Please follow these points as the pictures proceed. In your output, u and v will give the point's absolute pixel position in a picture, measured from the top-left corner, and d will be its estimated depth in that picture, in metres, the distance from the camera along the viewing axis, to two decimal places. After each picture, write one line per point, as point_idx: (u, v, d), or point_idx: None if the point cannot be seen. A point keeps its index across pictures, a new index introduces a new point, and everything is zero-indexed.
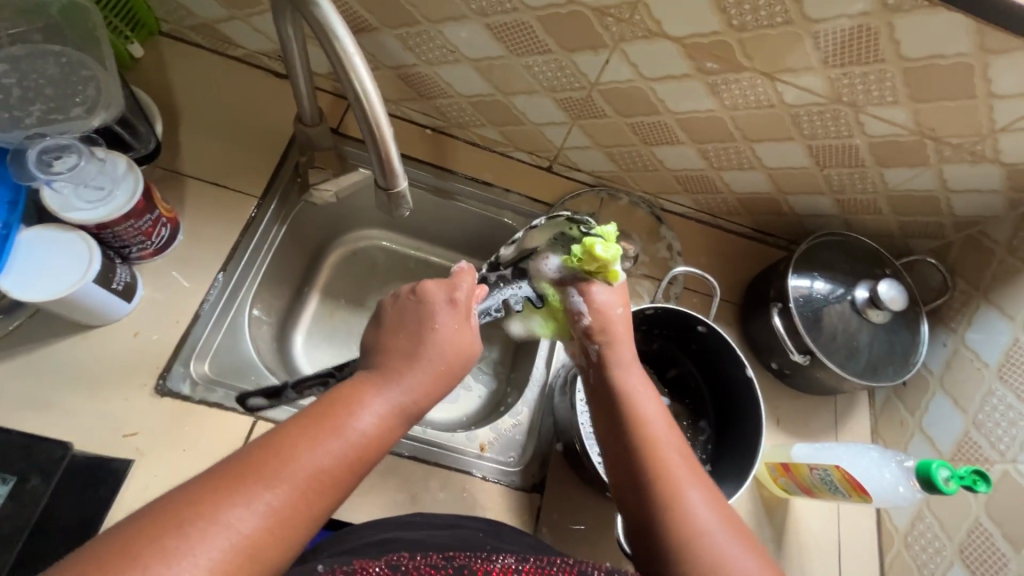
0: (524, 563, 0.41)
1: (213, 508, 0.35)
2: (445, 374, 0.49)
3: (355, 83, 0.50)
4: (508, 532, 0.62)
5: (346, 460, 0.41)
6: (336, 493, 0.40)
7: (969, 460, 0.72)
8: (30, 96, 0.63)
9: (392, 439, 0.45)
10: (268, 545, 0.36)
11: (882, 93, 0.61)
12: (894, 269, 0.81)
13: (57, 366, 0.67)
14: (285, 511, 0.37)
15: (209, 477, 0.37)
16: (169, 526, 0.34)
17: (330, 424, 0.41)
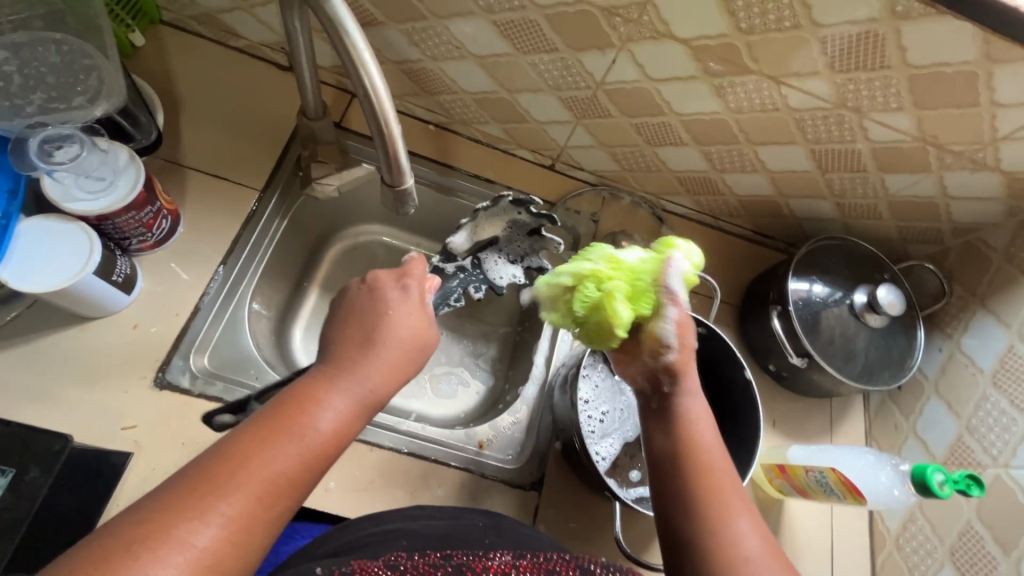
0: (521, 559, 0.44)
1: (164, 527, 0.35)
2: (401, 368, 0.49)
3: (364, 79, 0.50)
4: (508, 527, 0.61)
5: (303, 463, 0.41)
6: (294, 492, 0.40)
7: (961, 464, 0.73)
8: (31, 84, 0.63)
9: (353, 431, 0.45)
10: (228, 555, 0.36)
11: (887, 99, 0.62)
12: (892, 274, 0.81)
13: (55, 357, 0.66)
14: (240, 522, 0.37)
15: (162, 496, 0.37)
16: (119, 553, 0.34)
17: (283, 428, 0.41)
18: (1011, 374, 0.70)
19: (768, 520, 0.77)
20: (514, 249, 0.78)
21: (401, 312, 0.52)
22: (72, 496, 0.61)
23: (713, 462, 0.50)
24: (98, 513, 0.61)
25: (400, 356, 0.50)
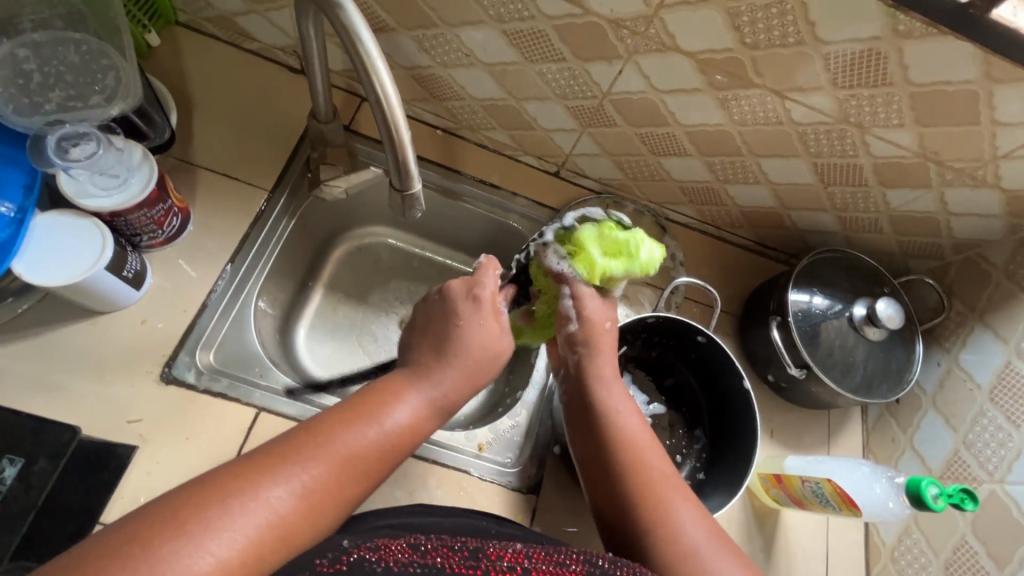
0: (531, 549, 0.45)
1: (254, 485, 0.39)
2: (474, 377, 0.55)
3: (376, 86, 0.51)
4: (507, 526, 0.63)
5: (381, 451, 0.46)
6: (367, 477, 0.45)
7: (957, 479, 0.73)
8: (50, 82, 0.64)
9: (423, 432, 0.51)
10: (300, 522, 0.40)
11: (889, 115, 0.63)
12: (892, 288, 0.82)
13: (65, 350, 0.68)
14: (322, 489, 0.42)
15: (261, 454, 0.42)
16: (215, 496, 0.38)
17: (367, 414, 0.47)
18: (1008, 390, 0.71)
19: (763, 529, 0.78)
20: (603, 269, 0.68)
21: (481, 323, 0.57)
22: (77, 487, 0.62)
23: (638, 439, 0.60)
24: (102, 504, 0.62)
25: (475, 364, 0.55)
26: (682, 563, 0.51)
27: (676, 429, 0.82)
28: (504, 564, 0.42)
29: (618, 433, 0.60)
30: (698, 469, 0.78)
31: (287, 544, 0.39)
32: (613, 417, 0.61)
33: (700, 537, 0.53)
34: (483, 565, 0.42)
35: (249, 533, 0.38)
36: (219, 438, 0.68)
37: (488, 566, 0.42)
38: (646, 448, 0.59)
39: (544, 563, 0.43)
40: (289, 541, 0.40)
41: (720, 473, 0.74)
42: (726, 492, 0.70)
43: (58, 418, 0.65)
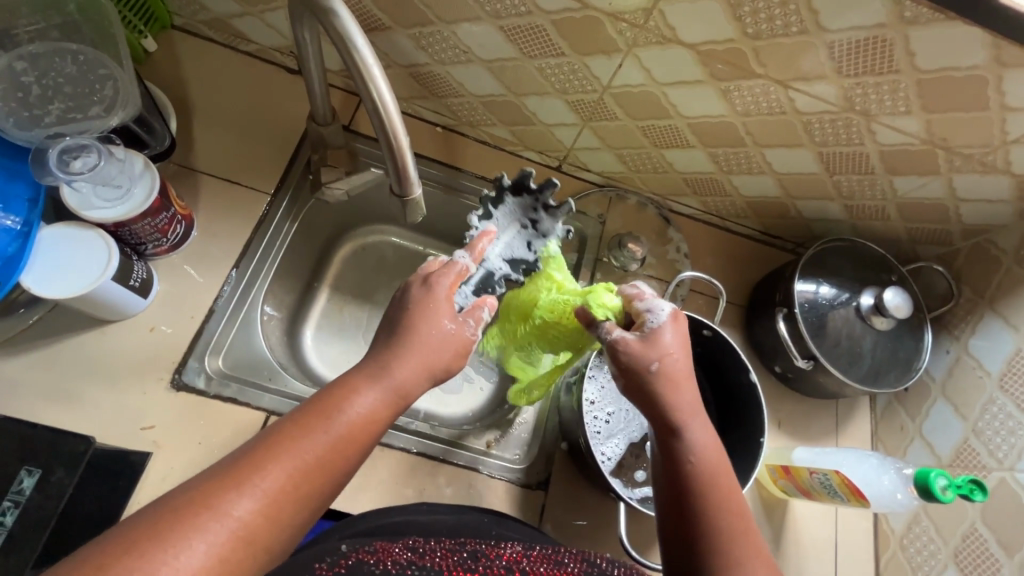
0: (530, 550, 0.51)
1: (213, 498, 0.42)
2: (427, 371, 0.55)
3: (372, 92, 0.50)
4: (512, 524, 0.63)
5: (337, 450, 0.48)
6: (327, 472, 0.47)
7: (966, 468, 0.73)
8: (49, 94, 0.64)
9: (381, 424, 0.52)
10: (259, 526, 0.42)
11: (896, 103, 0.61)
12: (900, 276, 0.81)
13: (76, 359, 0.69)
14: (282, 495, 0.44)
15: (217, 472, 0.44)
16: (174, 512, 0.41)
17: (324, 415, 0.49)
18: (1018, 377, 0.70)
19: (771, 519, 0.78)
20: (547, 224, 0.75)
21: (432, 326, 0.57)
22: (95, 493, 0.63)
23: (721, 476, 0.54)
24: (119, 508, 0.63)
25: (426, 358, 0.55)
26: None
27: None
28: (503, 564, 0.48)
29: (702, 468, 0.53)
30: None
31: (250, 548, 0.42)
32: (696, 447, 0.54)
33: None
34: (479, 565, 0.48)
35: (216, 547, 0.40)
36: (230, 442, 0.69)
37: (485, 566, 0.48)
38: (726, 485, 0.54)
39: (543, 562, 0.50)
40: (256, 549, 0.42)
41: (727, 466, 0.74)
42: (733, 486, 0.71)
43: (74, 426, 0.66)
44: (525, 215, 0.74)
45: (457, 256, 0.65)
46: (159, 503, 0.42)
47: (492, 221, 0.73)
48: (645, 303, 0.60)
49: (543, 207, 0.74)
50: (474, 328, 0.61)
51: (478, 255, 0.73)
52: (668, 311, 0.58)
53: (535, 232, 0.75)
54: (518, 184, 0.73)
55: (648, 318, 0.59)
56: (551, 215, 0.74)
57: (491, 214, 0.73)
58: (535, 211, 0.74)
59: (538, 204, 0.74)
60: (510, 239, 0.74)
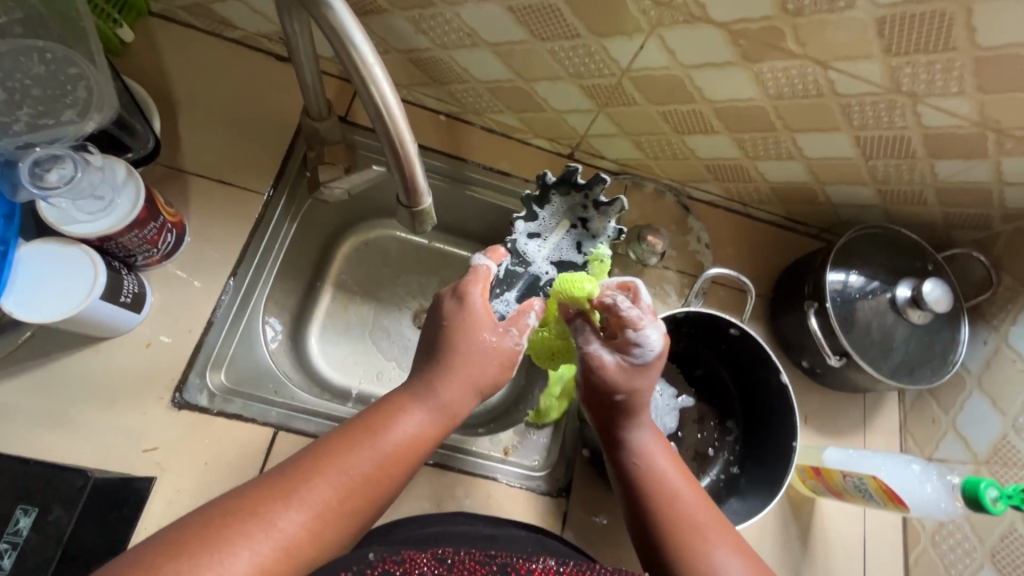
0: (565, 565, 0.41)
1: (262, 509, 0.40)
2: (474, 387, 0.53)
3: (375, 98, 0.44)
4: (551, 544, 0.60)
5: (384, 469, 0.46)
6: (376, 490, 0.45)
7: (1005, 465, 0.70)
8: (16, 99, 0.58)
9: (428, 447, 0.50)
10: (306, 542, 0.41)
11: (948, 83, 0.56)
12: (936, 265, 0.77)
13: (71, 380, 0.65)
14: (330, 511, 0.43)
15: (266, 481, 0.43)
16: (222, 520, 0.39)
17: (373, 431, 0.48)
18: None
19: (799, 518, 0.76)
20: (596, 223, 0.74)
21: (476, 339, 0.54)
22: None
23: (677, 489, 0.56)
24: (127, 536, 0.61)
25: (474, 375, 0.53)
26: None
27: (706, 422, 0.78)
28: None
29: (655, 483, 0.57)
30: (732, 462, 0.76)
31: (294, 565, 0.40)
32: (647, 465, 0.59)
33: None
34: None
35: (262, 560, 0.38)
36: (239, 462, 0.66)
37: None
38: (685, 496, 0.56)
39: None
40: (299, 567, 0.40)
41: (756, 469, 0.72)
42: (766, 494, 0.68)
43: (73, 451, 0.63)
44: (573, 214, 0.74)
45: (475, 260, 0.60)
46: (206, 509, 0.40)
47: (538, 221, 0.73)
48: (639, 335, 0.57)
49: (592, 203, 0.73)
50: (519, 337, 0.57)
51: (523, 255, 0.73)
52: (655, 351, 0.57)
53: (585, 231, 0.74)
54: (564, 181, 0.72)
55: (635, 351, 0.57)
56: (601, 212, 0.73)
57: (537, 214, 0.74)
58: (585, 209, 0.74)
59: (585, 201, 0.73)
60: (557, 240, 0.74)
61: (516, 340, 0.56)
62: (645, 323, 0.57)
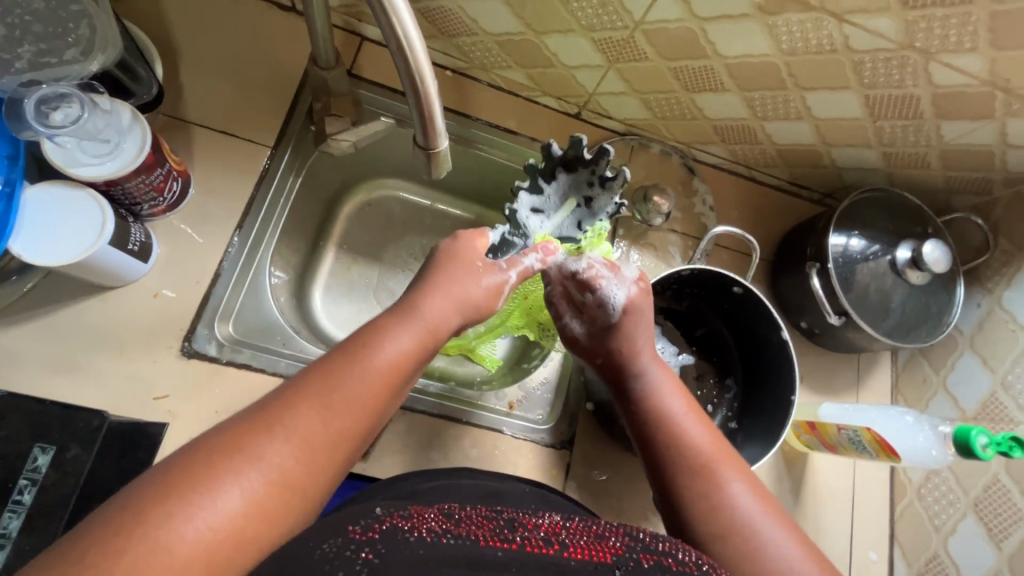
0: (570, 521, 0.41)
1: (248, 445, 0.38)
2: (457, 308, 0.54)
3: (396, 31, 0.43)
4: (554, 497, 0.60)
5: (371, 390, 0.44)
6: (366, 413, 0.44)
7: (992, 420, 0.73)
8: (17, 35, 0.57)
9: (413, 369, 0.49)
10: (300, 472, 0.39)
11: (962, 38, 0.55)
12: (935, 228, 0.78)
13: (78, 329, 0.65)
14: (318, 437, 0.41)
15: (246, 415, 0.40)
16: (208, 459, 0.37)
17: (356, 356, 0.45)
18: None
19: (792, 472, 0.79)
20: (601, 199, 0.71)
21: (462, 272, 0.56)
22: None
23: (684, 427, 0.57)
24: None
25: (454, 294, 0.54)
26: (731, 539, 0.49)
27: (706, 379, 0.81)
28: (542, 536, 0.38)
29: (667, 424, 0.58)
30: (731, 418, 0.78)
31: (292, 496, 0.39)
32: (658, 406, 0.59)
33: (763, 525, 0.50)
34: (521, 537, 0.37)
35: (254, 493, 0.37)
36: None
37: (525, 538, 0.37)
38: (693, 433, 0.56)
39: (584, 535, 0.39)
40: (295, 495, 0.39)
41: (752, 422, 0.75)
42: (762, 444, 0.71)
43: (84, 397, 0.63)
44: (578, 191, 0.72)
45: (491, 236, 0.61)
46: (189, 447, 0.38)
47: (545, 196, 0.71)
48: (599, 293, 0.62)
49: (598, 180, 0.70)
50: (507, 270, 0.59)
51: (521, 228, 0.71)
52: (622, 303, 0.62)
53: (588, 210, 0.72)
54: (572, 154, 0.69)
55: (603, 310, 0.63)
56: (607, 190, 0.70)
57: (543, 188, 0.71)
58: (590, 186, 0.71)
59: (591, 177, 0.70)
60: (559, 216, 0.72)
61: (504, 273, 0.59)
62: (604, 280, 0.62)
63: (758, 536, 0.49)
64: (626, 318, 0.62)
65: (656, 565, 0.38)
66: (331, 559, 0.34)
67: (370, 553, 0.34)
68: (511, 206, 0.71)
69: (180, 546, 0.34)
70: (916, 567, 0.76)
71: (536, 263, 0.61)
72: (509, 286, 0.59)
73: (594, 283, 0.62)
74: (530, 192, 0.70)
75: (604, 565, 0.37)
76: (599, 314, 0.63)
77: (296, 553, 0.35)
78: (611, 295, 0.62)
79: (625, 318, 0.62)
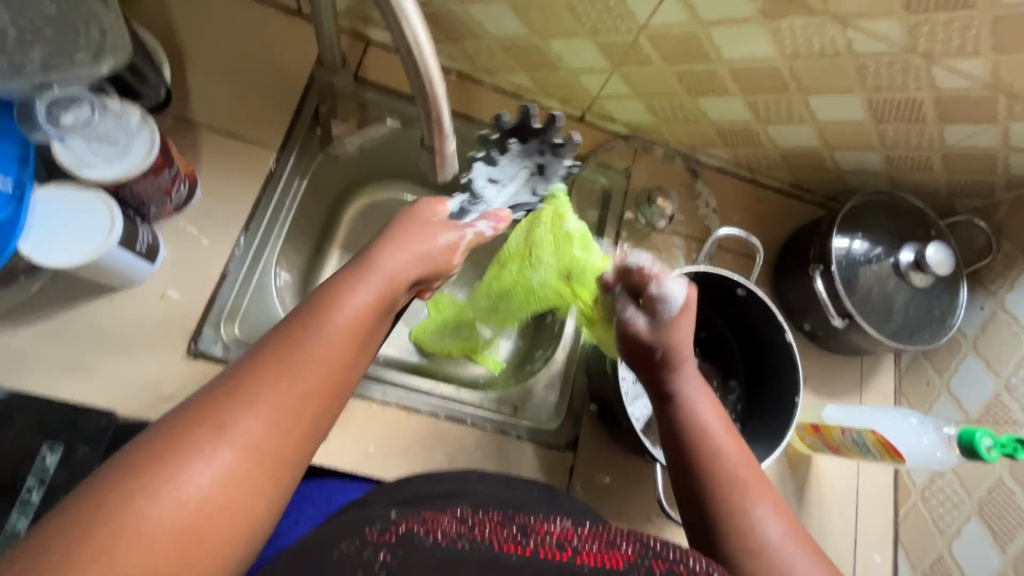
0: (581, 527, 0.41)
1: (215, 415, 0.37)
2: (415, 261, 0.54)
3: (406, 33, 0.44)
4: (564, 498, 0.61)
5: (337, 347, 0.43)
6: (337, 372, 0.43)
7: (996, 422, 0.73)
8: (28, 39, 0.57)
9: (375, 325, 0.48)
10: (272, 438, 0.38)
11: (964, 43, 0.56)
12: (938, 231, 0.79)
13: (86, 329, 0.65)
14: (288, 401, 0.39)
15: (208, 389, 0.38)
16: (174, 433, 0.35)
17: (319, 314, 0.44)
18: None
19: (796, 475, 0.79)
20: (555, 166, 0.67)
21: (418, 232, 0.57)
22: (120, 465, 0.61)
23: (719, 446, 0.55)
24: None
25: (410, 250, 0.54)
26: (756, 565, 0.48)
27: (710, 381, 0.81)
28: (555, 541, 0.38)
29: (701, 435, 0.56)
30: (735, 420, 0.78)
31: (268, 465, 0.37)
32: (691, 417, 0.57)
33: (791, 553, 0.48)
34: (534, 543, 0.38)
35: (226, 465, 0.35)
36: None
37: (539, 543, 0.38)
38: (727, 453, 0.54)
39: (595, 541, 0.39)
40: (269, 463, 0.37)
41: (755, 424, 0.75)
42: (766, 446, 0.71)
43: (90, 398, 0.63)
44: (530, 160, 0.67)
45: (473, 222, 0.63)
46: (152, 429, 0.36)
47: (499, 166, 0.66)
48: (659, 289, 0.57)
49: (549, 148, 0.66)
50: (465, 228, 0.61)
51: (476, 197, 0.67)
52: (681, 301, 0.58)
53: (542, 177, 0.68)
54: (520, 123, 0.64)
55: (662, 306, 0.58)
56: (559, 156, 0.67)
57: (496, 160, 0.66)
58: (542, 155, 0.67)
59: (541, 146, 0.66)
60: (516, 188, 0.68)
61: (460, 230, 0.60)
62: (667, 276, 0.58)
63: (786, 563, 0.47)
64: (687, 317, 0.59)
65: (668, 572, 0.37)
66: (349, 559, 0.35)
67: (387, 555, 0.34)
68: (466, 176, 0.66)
69: (152, 524, 0.32)
70: (921, 569, 0.76)
71: (488, 227, 0.63)
72: (466, 242, 0.61)
73: (653, 279, 0.58)
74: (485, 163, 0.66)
75: (616, 571, 0.36)
76: (659, 309, 0.58)
77: (315, 559, 0.35)
78: (670, 293, 0.57)
79: (681, 320, 0.58)
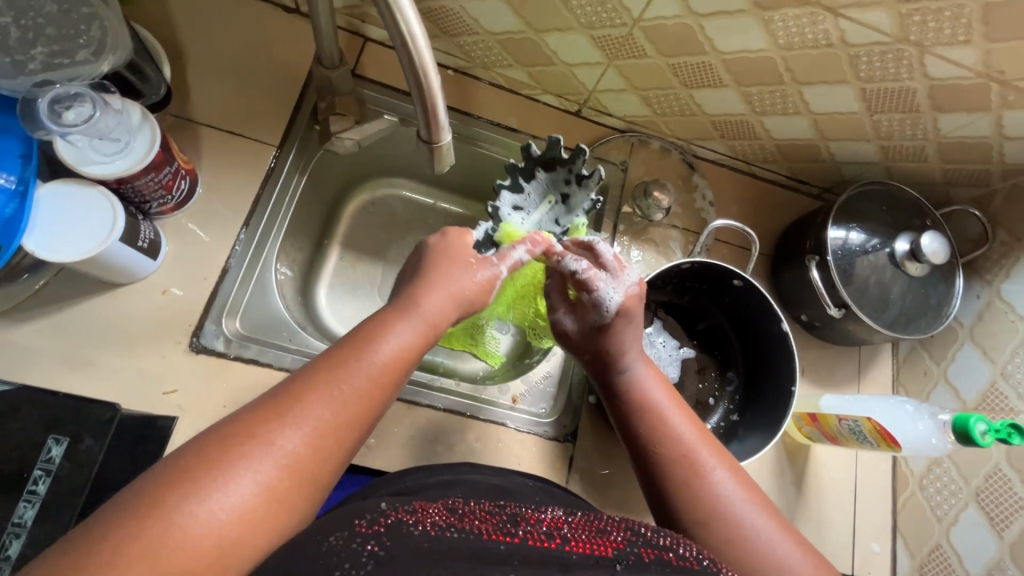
0: (572, 516, 0.42)
1: (257, 432, 0.39)
2: (454, 300, 0.55)
3: (400, 25, 0.44)
4: (558, 492, 0.61)
5: (377, 382, 0.45)
6: (374, 404, 0.45)
7: (993, 410, 0.74)
8: (30, 37, 0.59)
9: (416, 360, 0.50)
10: (309, 459, 0.40)
11: (956, 31, 0.56)
12: (934, 221, 0.79)
13: (90, 325, 0.66)
14: (328, 426, 0.42)
15: (255, 405, 0.41)
16: (219, 445, 0.38)
17: (361, 346, 0.47)
18: None
19: (794, 465, 0.79)
20: (577, 197, 0.72)
21: (458, 268, 0.57)
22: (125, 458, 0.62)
23: (673, 426, 0.57)
24: None
25: (452, 288, 0.55)
26: (717, 538, 0.50)
27: (708, 372, 0.81)
28: (544, 530, 0.39)
29: (655, 415, 0.58)
30: (732, 411, 0.79)
31: (301, 482, 0.40)
32: (642, 399, 0.60)
33: (749, 519, 0.51)
34: (523, 531, 0.39)
35: (265, 479, 0.38)
36: None
37: (527, 532, 0.39)
38: (683, 434, 0.56)
39: (586, 530, 0.41)
40: (304, 481, 0.40)
41: (754, 415, 0.76)
42: (763, 435, 0.71)
43: (95, 392, 0.64)
44: (556, 189, 0.72)
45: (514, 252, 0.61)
46: (203, 435, 0.39)
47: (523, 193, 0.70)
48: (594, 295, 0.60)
49: (575, 177, 0.71)
50: (499, 265, 0.60)
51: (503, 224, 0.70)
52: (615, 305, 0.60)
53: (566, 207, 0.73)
54: (548, 156, 0.69)
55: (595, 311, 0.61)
56: (583, 187, 0.71)
57: (521, 186, 0.70)
58: (568, 184, 0.72)
59: (568, 175, 0.71)
60: (540, 216, 0.72)
61: (496, 268, 0.59)
62: (600, 280, 0.60)
63: (745, 531, 0.50)
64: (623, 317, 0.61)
65: (657, 559, 0.38)
66: (339, 550, 0.34)
67: (376, 546, 0.35)
68: (493, 205, 0.69)
69: (196, 529, 0.35)
70: (919, 557, 0.77)
71: (525, 255, 0.61)
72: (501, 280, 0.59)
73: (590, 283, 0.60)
74: (510, 191, 0.69)
75: (605, 560, 0.38)
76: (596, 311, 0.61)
77: (304, 544, 0.35)
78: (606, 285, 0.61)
79: (619, 320, 0.61)
